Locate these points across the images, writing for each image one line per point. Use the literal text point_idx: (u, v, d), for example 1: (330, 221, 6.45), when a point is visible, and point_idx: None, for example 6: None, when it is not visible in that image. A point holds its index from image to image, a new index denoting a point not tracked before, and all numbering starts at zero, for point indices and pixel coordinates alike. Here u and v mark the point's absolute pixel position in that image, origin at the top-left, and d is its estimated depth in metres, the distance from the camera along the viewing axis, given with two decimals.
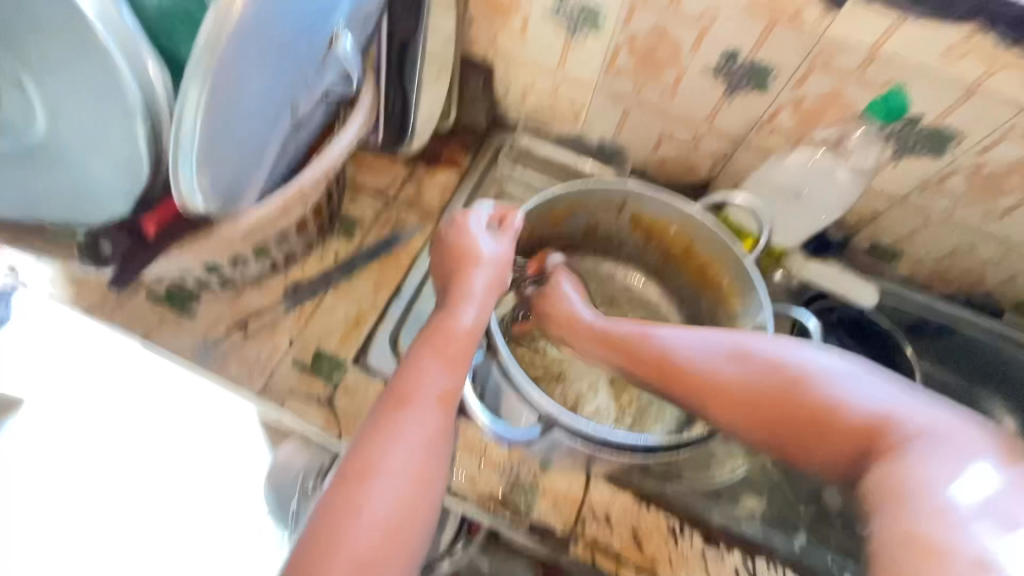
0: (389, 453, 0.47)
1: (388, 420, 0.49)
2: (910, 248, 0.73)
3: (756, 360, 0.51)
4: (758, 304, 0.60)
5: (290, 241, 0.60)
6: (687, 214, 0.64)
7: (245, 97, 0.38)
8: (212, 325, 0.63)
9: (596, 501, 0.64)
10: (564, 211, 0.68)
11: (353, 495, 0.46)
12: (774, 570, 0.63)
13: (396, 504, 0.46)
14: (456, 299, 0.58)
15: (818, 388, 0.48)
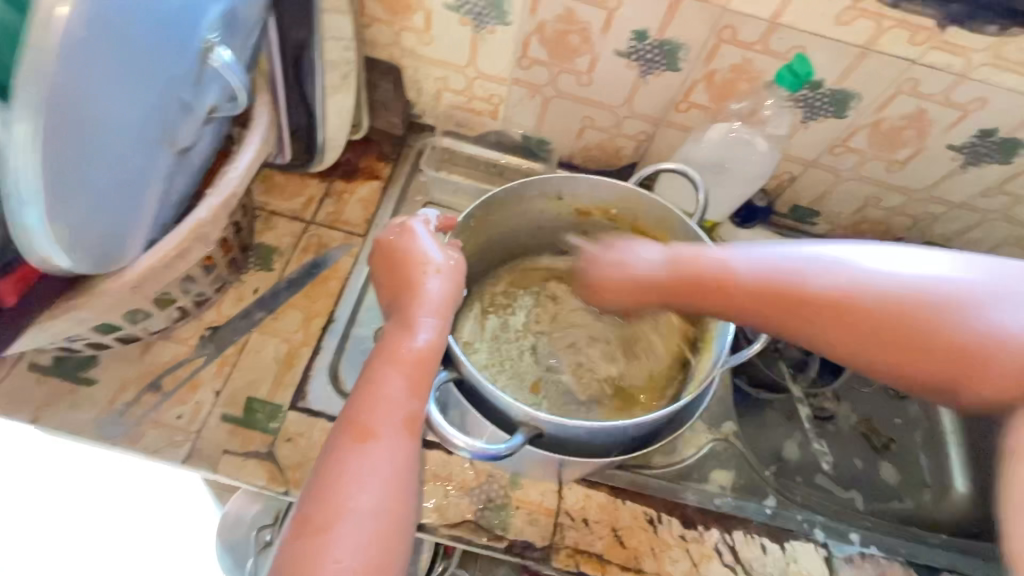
0: (349, 493, 0.40)
1: (344, 463, 0.42)
2: (826, 205, 0.78)
3: (781, 270, 0.45)
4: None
5: (197, 281, 0.57)
6: (616, 189, 0.62)
7: (95, 133, 0.32)
8: (119, 390, 0.57)
9: (571, 503, 0.60)
10: (501, 217, 0.65)
11: (310, 554, 0.38)
12: (753, 542, 0.61)
13: (369, 563, 0.39)
14: (410, 317, 0.48)
15: (854, 300, 0.42)
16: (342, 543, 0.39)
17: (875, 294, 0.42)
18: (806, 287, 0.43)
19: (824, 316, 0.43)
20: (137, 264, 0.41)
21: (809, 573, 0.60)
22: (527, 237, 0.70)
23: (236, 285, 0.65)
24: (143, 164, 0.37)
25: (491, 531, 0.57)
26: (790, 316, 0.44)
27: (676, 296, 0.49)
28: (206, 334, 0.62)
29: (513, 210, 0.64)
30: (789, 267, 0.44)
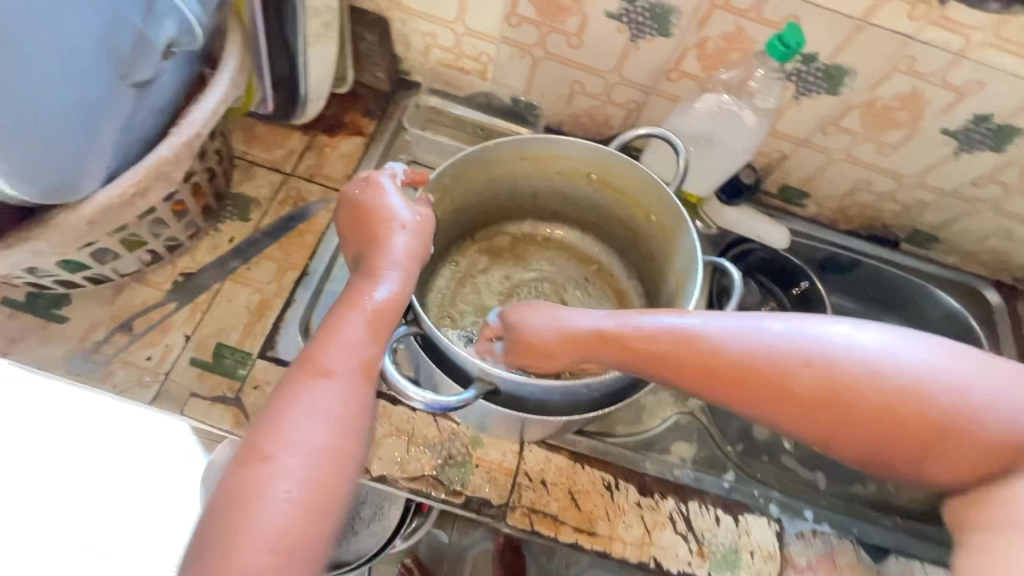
0: (294, 426, 0.41)
1: (296, 397, 0.42)
2: (816, 187, 0.76)
3: (760, 348, 0.42)
4: (692, 241, 0.57)
5: (168, 225, 0.56)
6: (598, 153, 0.60)
7: (27, 43, 0.34)
8: (91, 328, 0.58)
9: (531, 465, 0.61)
10: (479, 177, 0.63)
11: (251, 484, 0.39)
12: (707, 512, 0.62)
13: (311, 497, 0.39)
14: (374, 268, 0.49)
15: (842, 375, 0.41)
16: (289, 472, 0.39)
17: (930, 404, 0.40)
18: (803, 370, 0.42)
19: (770, 393, 0.43)
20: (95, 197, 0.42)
21: (759, 546, 0.61)
22: (508, 197, 0.69)
23: (211, 233, 0.65)
24: (91, 90, 0.39)
25: (450, 486, 0.58)
26: (811, 411, 0.42)
27: (653, 365, 0.45)
28: (179, 279, 0.62)
29: (493, 170, 0.63)
30: (772, 344, 0.43)
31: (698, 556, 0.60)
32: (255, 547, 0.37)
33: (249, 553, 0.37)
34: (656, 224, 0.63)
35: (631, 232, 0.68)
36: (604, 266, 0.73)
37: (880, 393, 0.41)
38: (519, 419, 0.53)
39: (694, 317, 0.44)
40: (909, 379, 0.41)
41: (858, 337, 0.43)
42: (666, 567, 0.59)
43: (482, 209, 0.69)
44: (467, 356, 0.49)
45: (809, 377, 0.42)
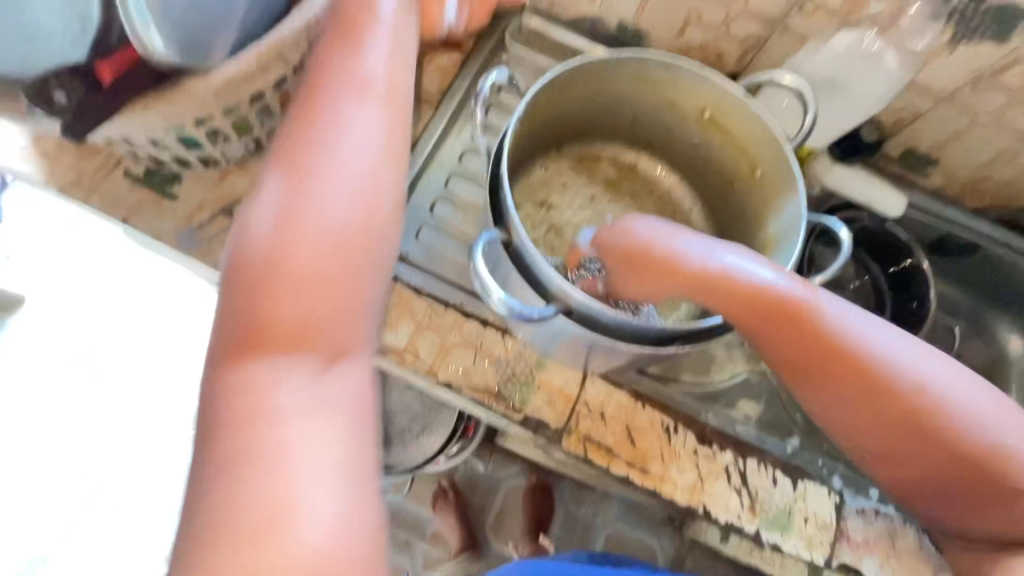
0: (323, 168, 0.42)
1: (310, 141, 0.42)
2: (948, 153, 0.69)
3: (822, 316, 0.45)
4: (798, 209, 0.52)
5: (275, 116, 0.58)
6: (714, 87, 0.55)
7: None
8: (196, 208, 0.63)
9: (591, 396, 0.61)
10: (585, 93, 0.59)
11: (289, 221, 0.40)
12: (765, 472, 0.60)
13: (342, 236, 0.41)
14: (353, 35, 0.45)
15: (872, 357, 0.46)
16: (325, 185, 0.41)
17: (926, 396, 0.46)
18: (845, 341, 0.46)
19: (810, 352, 0.46)
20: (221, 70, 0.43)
21: (815, 513, 0.60)
22: (608, 116, 0.64)
23: None
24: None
25: (510, 402, 0.60)
26: (834, 378, 0.47)
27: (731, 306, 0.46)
28: None
29: (602, 86, 0.58)
30: (832, 318, 0.46)
31: (749, 511, 0.59)
32: (302, 276, 0.40)
33: (277, 290, 0.40)
34: (757, 182, 0.59)
35: (726, 183, 0.64)
36: (681, 212, 0.69)
37: (900, 381, 0.46)
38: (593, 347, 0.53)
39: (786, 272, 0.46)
40: (926, 381, 0.46)
41: (894, 334, 0.47)
42: (713, 515, 0.59)
43: (578, 125, 0.65)
44: (552, 270, 0.47)
45: (845, 347, 0.46)
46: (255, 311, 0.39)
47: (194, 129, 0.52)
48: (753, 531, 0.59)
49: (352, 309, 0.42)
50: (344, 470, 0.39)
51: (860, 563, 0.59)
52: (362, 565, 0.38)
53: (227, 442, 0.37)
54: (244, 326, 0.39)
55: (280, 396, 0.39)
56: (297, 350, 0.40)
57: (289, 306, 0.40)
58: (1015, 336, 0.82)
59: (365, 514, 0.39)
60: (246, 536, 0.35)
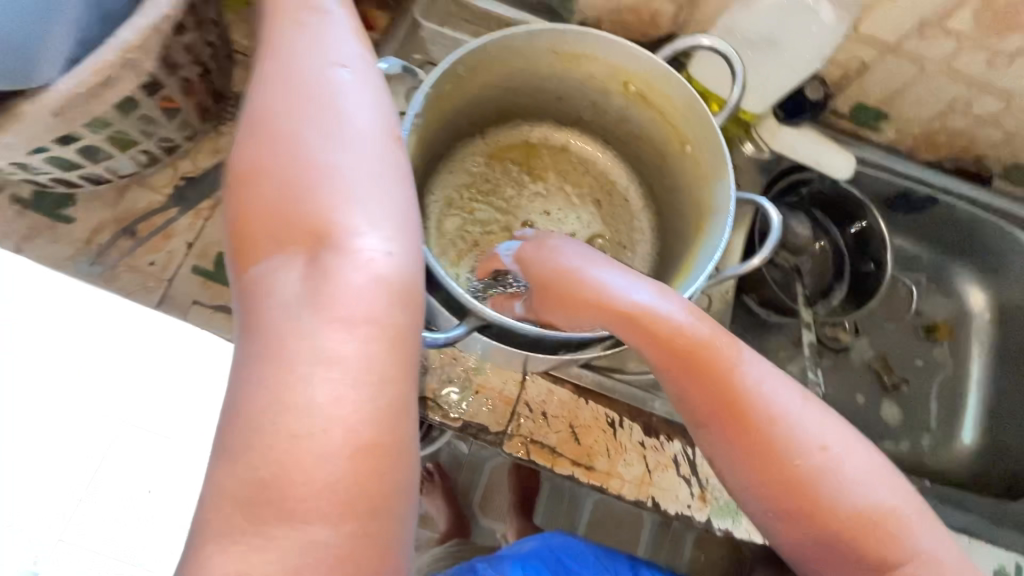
0: (324, 55, 0.37)
1: (285, 48, 0.37)
2: (899, 106, 0.64)
3: (734, 363, 0.39)
4: (729, 187, 0.49)
5: (159, 125, 0.53)
6: (634, 57, 0.50)
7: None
8: (95, 231, 0.58)
9: (531, 396, 0.59)
10: (494, 73, 0.54)
11: (309, 107, 0.35)
12: (714, 458, 0.59)
13: (375, 122, 0.36)
14: None
15: (795, 435, 0.39)
16: (334, 92, 0.36)
17: (833, 482, 0.39)
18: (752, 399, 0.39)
19: (728, 418, 0.39)
20: (54, 90, 0.38)
21: None
22: (527, 94, 0.59)
23: (212, 136, 0.62)
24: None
25: (448, 411, 0.58)
26: (753, 452, 0.39)
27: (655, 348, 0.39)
28: (181, 184, 0.60)
29: (515, 64, 0.53)
30: (744, 369, 0.39)
31: (699, 500, 0.58)
32: (293, 167, 0.34)
33: (274, 184, 0.34)
34: (689, 157, 0.55)
35: (659, 159, 0.60)
36: (618, 190, 0.65)
37: (823, 470, 0.39)
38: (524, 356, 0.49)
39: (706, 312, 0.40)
40: (851, 475, 0.39)
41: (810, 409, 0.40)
42: (663, 507, 0.58)
43: (496, 107, 0.60)
44: (459, 289, 0.44)
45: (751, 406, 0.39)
46: (259, 208, 0.34)
47: (61, 151, 0.47)
48: (704, 519, 0.58)
49: (338, 186, 0.33)
50: (367, 371, 0.31)
51: None
52: (384, 463, 0.31)
53: (243, 341, 0.32)
54: (247, 224, 0.34)
55: (289, 286, 0.32)
56: (302, 241, 0.33)
57: (283, 200, 0.33)
58: (978, 291, 0.78)
59: (389, 419, 0.31)
60: (256, 428, 0.30)
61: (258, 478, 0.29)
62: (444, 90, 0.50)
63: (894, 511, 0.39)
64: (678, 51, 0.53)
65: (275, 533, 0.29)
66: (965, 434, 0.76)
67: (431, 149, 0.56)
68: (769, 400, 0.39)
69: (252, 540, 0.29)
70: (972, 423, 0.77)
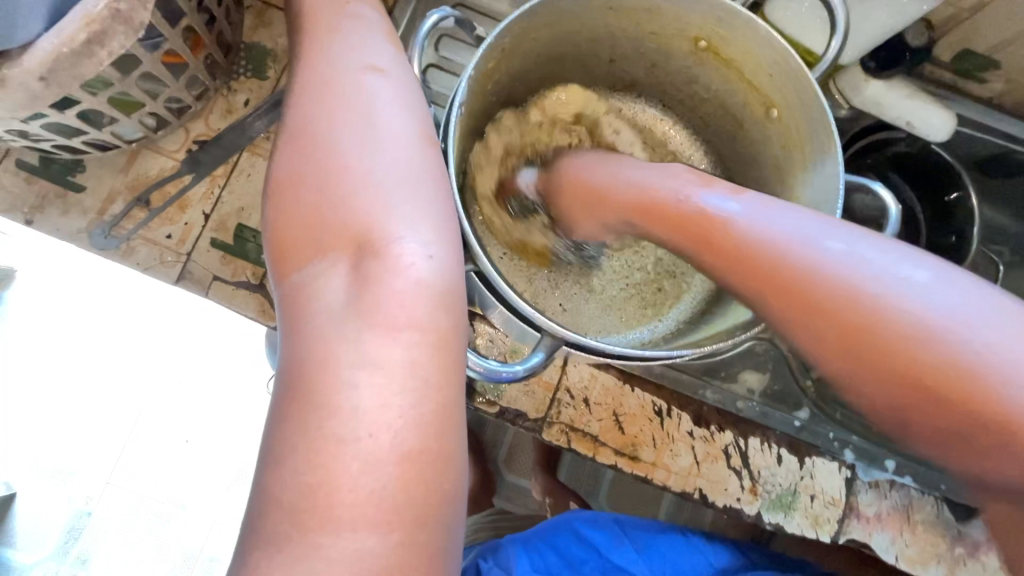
0: (347, 45, 0.32)
1: (314, 42, 0.33)
2: (1017, 53, 0.54)
3: (751, 229, 0.34)
4: (831, 157, 0.41)
5: (165, 84, 0.47)
6: (716, 12, 0.43)
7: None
8: (108, 200, 0.54)
9: (573, 381, 0.55)
10: (543, 39, 0.46)
11: (337, 101, 0.31)
12: (768, 450, 0.55)
13: (405, 112, 0.32)
14: None
15: (803, 260, 0.32)
16: (363, 85, 0.31)
17: (894, 312, 0.29)
18: (801, 271, 0.31)
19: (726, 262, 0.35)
20: (38, 49, 0.32)
21: (822, 490, 0.55)
22: (575, 60, 0.51)
23: (224, 94, 0.56)
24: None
25: (485, 396, 0.54)
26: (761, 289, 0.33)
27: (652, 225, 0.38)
28: (194, 149, 0.55)
29: (567, 27, 0.46)
30: (774, 233, 0.33)
31: (750, 493, 0.54)
32: (331, 165, 0.29)
33: (313, 183, 0.29)
34: (775, 124, 0.48)
35: (733, 126, 0.53)
36: (682, 160, 0.57)
37: (850, 294, 0.30)
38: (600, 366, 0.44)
39: (722, 193, 0.36)
40: (881, 285, 0.30)
41: (899, 261, 0.30)
42: (711, 500, 0.54)
43: (540, 77, 0.52)
44: (533, 312, 0.38)
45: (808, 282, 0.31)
46: (296, 208, 0.29)
47: (60, 116, 0.42)
48: (754, 513, 0.54)
49: (377, 189, 0.29)
50: (414, 377, 0.26)
51: (869, 538, 0.55)
52: (435, 473, 0.26)
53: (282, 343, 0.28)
54: (285, 229, 0.30)
55: (332, 289, 0.28)
56: (345, 241, 0.28)
57: (320, 202, 0.29)
58: None
59: (438, 426, 0.26)
60: (301, 428, 0.25)
61: (305, 484, 0.24)
62: (488, 66, 0.43)
63: (948, 317, 0.29)
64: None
65: (321, 542, 0.24)
66: None
67: (473, 135, 0.49)
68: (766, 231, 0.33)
69: (297, 550, 0.24)
70: None
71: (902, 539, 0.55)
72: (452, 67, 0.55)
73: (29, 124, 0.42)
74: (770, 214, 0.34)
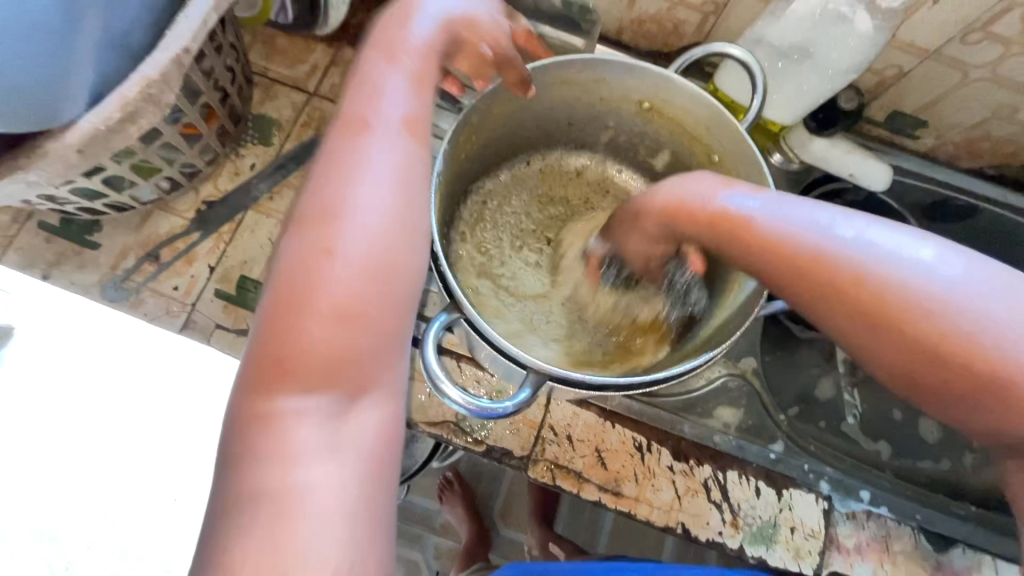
0: (366, 168, 0.32)
1: (346, 154, 0.33)
2: (940, 114, 0.61)
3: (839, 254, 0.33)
4: (768, 194, 0.46)
5: (180, 151, 0.53)
6: (654, 80, 0.49)
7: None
8: (120, 257, 0.58)
9: (557, 419, 0.57)
10: (506, 113, 0.52)
11: (334, 237, 0.31)
12: (746, 483, 0.57)
13: (401, 258, 0.32)
14: (380, 40, 0.37)
15: (901, 289, 0.32)
16: (365, 219, 0.31)
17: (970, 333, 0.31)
18: (808, 246, 0.34)
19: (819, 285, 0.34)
20: (78, 128, 0.37)
21: (802, 523, 0.56)
22: (536, 128, 0.58)
23: (232, 158, 0.61)
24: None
25: (471, 435, 0.56)
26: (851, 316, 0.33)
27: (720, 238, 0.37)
28: (202, 209, 0.60)
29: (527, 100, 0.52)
30: (876, 265, 0.32)
31: (731, 527, 0.56)
32: (328, 294, 0.30)
33: (312, 315, 0.29)
34: (718, 167, 0.53)
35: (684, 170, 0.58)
36: None
37: (932, 324, 0.31)
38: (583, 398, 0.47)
39: (827, 212, 0.35)
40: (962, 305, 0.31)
41: (882, 230, 0.34)
42: (694, 534, 0.56)
43: (507, 146, 0.58)
44: (514, 349, 0.42)
45: (803, 255, 0.34)
46: (285, 333, 0.29)
47: (86, 182, 0.47)
48: (736, 547, 0.56)
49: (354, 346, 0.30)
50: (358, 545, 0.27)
51: (851, 570, 0.56)
52: None
53: (234, 466, 0.28)
54: (265, 346, 0.29)
55: (305, 423, 0.29)
56: (336, 388, 0.30)
57: (298, 340, 0.29)
58: None
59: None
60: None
61: None
62: (460, 138, 0.49)
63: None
64: (693, 61, 0.50)
65: None
66: None
67: (452, 196, 0.55)
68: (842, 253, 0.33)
69: None
70: None
71: (882, 570, 0.56)
72: (438, 132, 0.62)
73: (58, 189, 0.46)
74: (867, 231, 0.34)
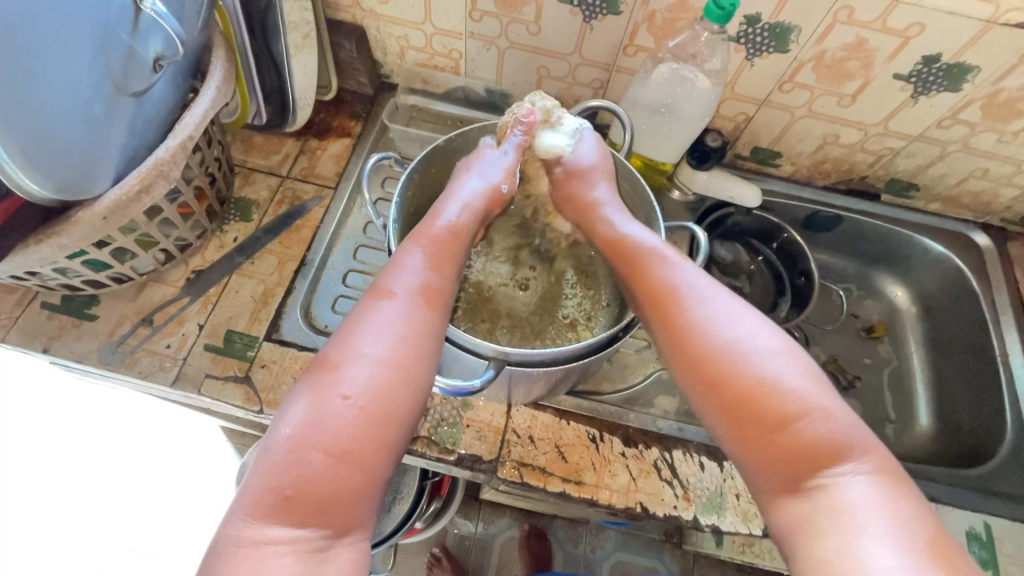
0: (361, 336, 0.44)
1: (366, 313, 0.45)
2: (786, 145, 0.79)
3: (735, 346, 0.44)
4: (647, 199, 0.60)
5: (176, 226, 0.63)
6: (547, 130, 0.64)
7: (33, 55, 0.39)
8: (116, 325, 0.65)
9: (518, 423, 0.65)
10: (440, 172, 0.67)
11: (322, 383, 0.42)
12: (691, 459, 0.65)
13: (367, 407, 0.41)
14: (421, 224, 0.53)
15: (762, 379, 0.42)
16: (346, 369, 0.42)
17: (824, 439, 0.40)
18: (682, 294, 0.47)
19: (688, 356, 0.45)
20: (105, 198, 0.48)
21: (745, 488, 0.64)
22: None
23: (217, 234, 0.72)
24: (84, 99, 0.44)
25: (442, 445, 0.62)
26: (715, 390, 0.43)
27: (647, 300, 0.49)
28: (191, 277, 0.69)
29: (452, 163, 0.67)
30: (762, 363, 0.42)
31: (684, 500, 0.62)
32: (312, 429, 0.39)
33: (311, 458, 0.39)
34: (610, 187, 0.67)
35: None
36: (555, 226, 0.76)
37: (775, 402, 0.41)
38: (535, 381, 0.56)
39: (746, 318, 0.45)
40: (829, 430, 0.40)
41: (781, 346, 0.44)
42: (652, 511, 0.61)
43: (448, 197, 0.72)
44: (472, 341, 0.51)
45: (714, 350, 0.44)
46: (285, 462, 0.38)
47: (98, 253, 0.57)
48: (692, 518, 0.62)
49: (303, 481, 0.38)
50: None
51: None
52: None
53: (214, 556, 0.37)
54: (266, 472, 0.39)
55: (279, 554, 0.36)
56: (313, 521, 0.38)
57: (283, 469, 0.38)
58: (899, 289, 0.90)
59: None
60: None
61: None
62: (409, 191, 0.62)
63: (848, 452, 0.40)
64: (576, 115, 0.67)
65: None
66: (920, 415, 0.83)
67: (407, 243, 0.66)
68: (724, 337, 0.44)
69: None
70: (925, 406, 0.84)
71: None
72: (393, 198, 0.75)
73: (72, 261, 0.55)
74: (767, 338, 0.44)
